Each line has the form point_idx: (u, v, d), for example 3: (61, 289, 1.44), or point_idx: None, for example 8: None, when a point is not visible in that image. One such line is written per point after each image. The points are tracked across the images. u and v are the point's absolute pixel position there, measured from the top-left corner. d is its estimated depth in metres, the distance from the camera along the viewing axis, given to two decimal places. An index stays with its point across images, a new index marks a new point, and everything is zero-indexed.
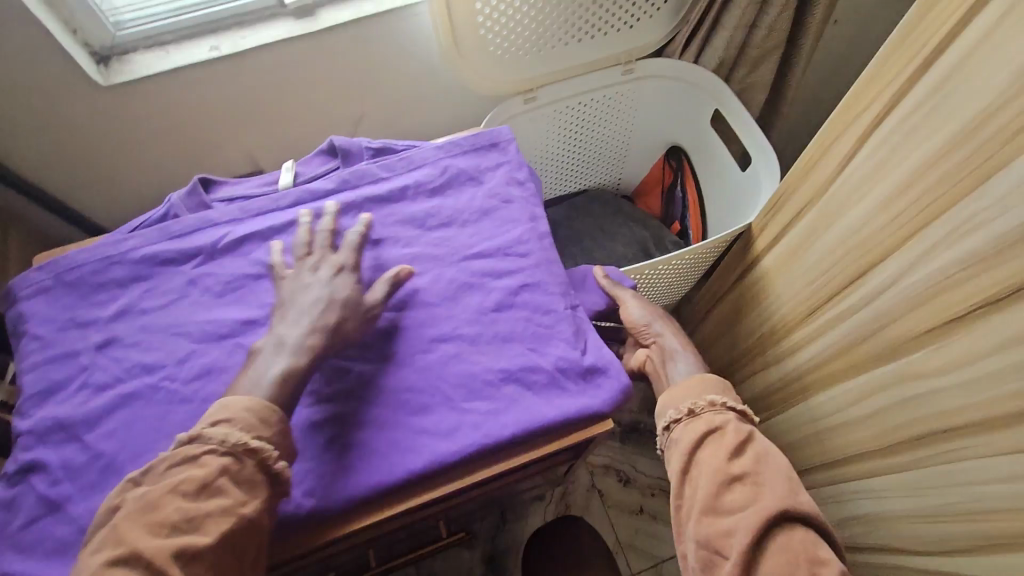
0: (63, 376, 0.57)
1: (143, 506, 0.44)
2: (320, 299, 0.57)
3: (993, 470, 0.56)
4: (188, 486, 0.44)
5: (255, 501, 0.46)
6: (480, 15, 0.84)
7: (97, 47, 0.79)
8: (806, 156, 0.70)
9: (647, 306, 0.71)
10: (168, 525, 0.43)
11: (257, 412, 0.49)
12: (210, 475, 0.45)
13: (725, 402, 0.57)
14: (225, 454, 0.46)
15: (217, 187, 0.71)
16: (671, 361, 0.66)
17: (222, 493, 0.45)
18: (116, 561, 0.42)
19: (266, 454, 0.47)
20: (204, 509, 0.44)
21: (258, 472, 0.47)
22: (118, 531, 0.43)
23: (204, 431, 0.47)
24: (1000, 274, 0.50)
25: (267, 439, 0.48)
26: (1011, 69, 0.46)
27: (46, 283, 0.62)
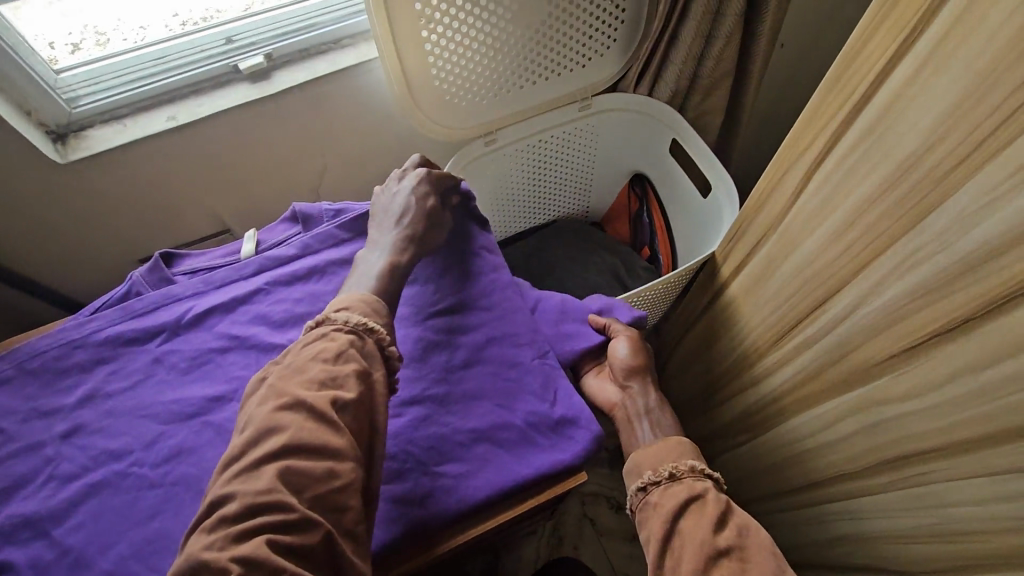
0: (28, 470, 0.56)
1: (294, 370, 0.50)
2: (404, 205, 0.67)
3: (965, 493, 0.57)
4: (328, 352, 0.51)
5: (377, 372, 0.53)
6: (433, 68, 0.86)
7: (53, 126, 0.80)
8: (759, 190, 0.72)
9: (641, 353, 0.71)
10: (316, 382, 0.48)
11: (367, 303, 0.57)
12: (342, 346, 0.52)
13: (703, 469, 0.58)
14: (350, 330, 0.53)
15: (179, 261, 0.71)
16: (642, 419, 0.66)
17: (354, 358, 0.51)
18: (282, 409, 0.47)
19: (382, 333, 0.54)
20: (344, 370, 0.50)
21: (377, 349, 0.54)
22: (276, 388, 0.49)
23: (329, 315, 0.54)
24: (948, 306, 0.51)
25: (381, 322, 0.56)
26: (935, 114, 0.47)
27: (7, 373, 0.61)
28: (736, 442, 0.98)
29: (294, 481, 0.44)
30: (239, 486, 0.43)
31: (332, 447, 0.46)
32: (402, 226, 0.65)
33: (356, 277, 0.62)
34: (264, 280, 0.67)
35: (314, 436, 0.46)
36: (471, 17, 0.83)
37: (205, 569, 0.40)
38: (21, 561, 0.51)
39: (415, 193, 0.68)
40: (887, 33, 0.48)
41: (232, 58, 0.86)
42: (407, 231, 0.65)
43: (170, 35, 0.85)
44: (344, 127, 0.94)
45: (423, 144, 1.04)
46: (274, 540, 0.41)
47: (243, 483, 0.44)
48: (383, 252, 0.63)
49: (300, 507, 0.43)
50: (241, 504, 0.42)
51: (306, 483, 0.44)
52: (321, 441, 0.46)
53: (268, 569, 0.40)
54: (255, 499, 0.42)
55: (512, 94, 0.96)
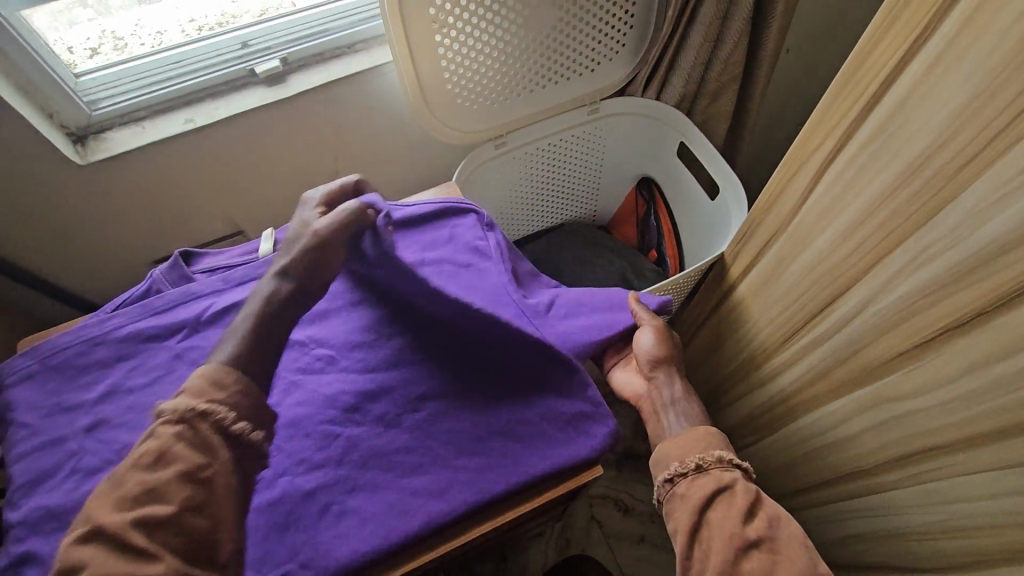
0: (52, 463, 0.57)
1: (109, 485, 0.44)
2: (293, 235, 0.64)
3: (980, 487, 0.58)
4: (145, 458, 0.44)
5: (217, 462, 0.46)
6: (446, 71, 0.87)
7: (73, 128, 0.81)
8: (769, 190, 0.73)
9: (669, 344, 0.69)
10: (129, 500, 0.42)
11: (211, 375, 0.50)
12: (165, 443, 0.45)
13: (731, 458, 0.59)
14: (177, 421, 0.46)
15: (198, 260, 0.72)
16: (669, 409, 0.67)
17: (178, 457, 0.44)
18: (83, 539, 0.41)
19: (218, 415, 0.47)
20: (161, 477, 0.43)
21: (212, 436, 0.47)
22: (88, 513, 0.43)
23: (159, 407, 0.47)
24: (960, 301, 0.52)
25: (220, 401, 0.48)
26: (946, 112, 0.48)
27: (32, 368, 0.62)
28: (745, 443, 0.99)
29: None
30: None
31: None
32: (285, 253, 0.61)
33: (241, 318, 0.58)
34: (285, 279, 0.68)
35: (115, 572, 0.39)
36: (483, 21, 0.84)
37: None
38: (47, 552, 0.52)
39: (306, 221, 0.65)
40: (900, 33, 0.49)
41: (248, 62, 0.87)
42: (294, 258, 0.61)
43: (186, 39, 0.86)
44: (355, 130, 0.96)
45: (433, 147, 1.06)
46: None
47: None
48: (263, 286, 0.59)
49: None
50: None
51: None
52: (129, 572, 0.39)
53: None
54: None
55: (523, 98, 0.98)
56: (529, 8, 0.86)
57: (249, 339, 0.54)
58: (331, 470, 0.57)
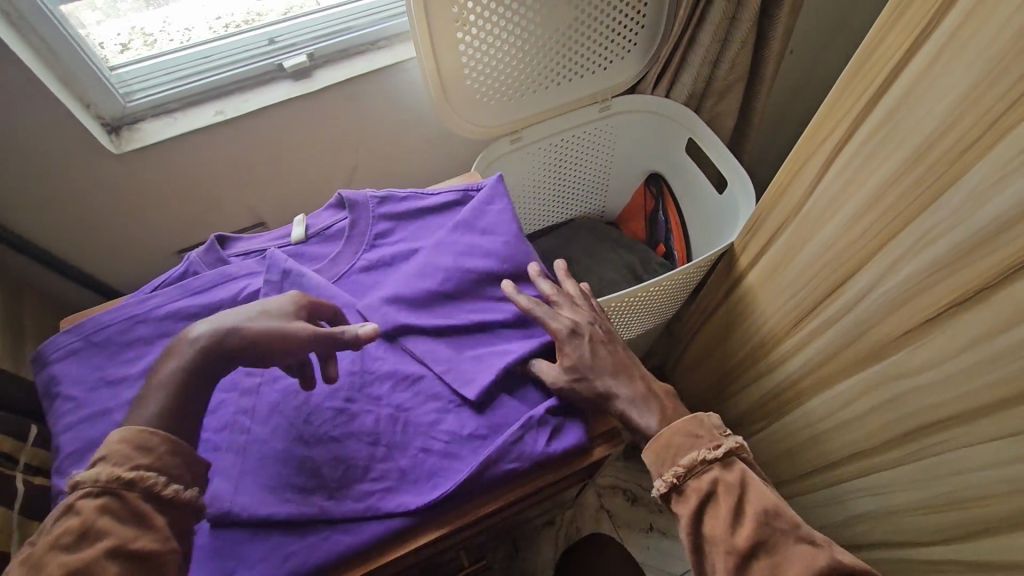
0: (98, 434, 0.59)
1: (29, 567, 0.41)
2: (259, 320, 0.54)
3: (983, 457, 0.61)
4: (65, 537, 0.42)
5: (149, 531, 0.44)
6: (465, 68, 0.91)
7: (107, 119, 0.84)
8: (778, 181, 0.76)
9: (580, 351, 0.63)
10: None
11: (134, 438, 0.47)
12: (88, 520, 0.43)
13: (703, 458, 0.54)
14: (101, 492, 0.44)
15: (232, 243, 0.74)
16: (631, 412, 0.60)
17: (106, 532, 0.43)
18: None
19: (149, 479, 0.45)
20: (89, 558, 0.41)
21: (146, 501, 0.45)
22: None
23: (76, 477, 0.45)
24: (962, 279, 0.55)
25: (147, 466, 0.46)
26: (951, 98, 0.51)
27: (75, 345, 0.64)
28: (755, 429, 1.02)
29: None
30: None
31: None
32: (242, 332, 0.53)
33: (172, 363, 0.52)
34: (326, 266, 0.71)
35: None
36: (502, 20, 0.87)
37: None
38: None
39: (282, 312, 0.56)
40: (906, 27, 0.53)
41: (276, 58, 0.90)
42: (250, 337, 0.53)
43: (214, 36, 0.89)
44: (376, 125, 0.99)
45: (449, 142, 1.09)
46: None
47: None
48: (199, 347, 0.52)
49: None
50: None
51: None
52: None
53: None
54: None
55: (536, 95, 1.01)
56: (546, 7, 0.89)
57: (170, 396, 0.50)
58: (370, 441, 0.59)
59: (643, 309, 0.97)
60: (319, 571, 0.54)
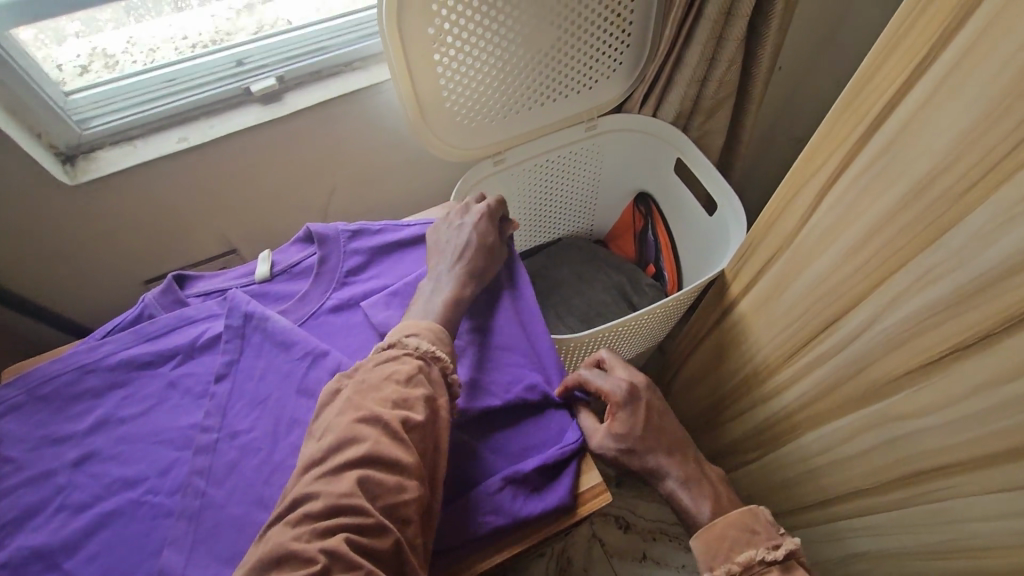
0: (39, 498, 0.55)
1: (370, 386, 0.51)
2: (466, 241, 0.69)
3: (991, 506, 0.57)
4: (401, 374, 0.52)
5: (442, 397, 0.54)
6: (445, 90, 0.87)
7: (63, 148, 0.79)
8: (769, 209, 0.72)
9: (634, 424, 0.63)
10: (391, 401, 0.50)
11: (432, 332, 0.58)
12: (413, 369, 0.53)
13: (763, 559, 0.56)
14: (420, 356, 0.54)
15: (193, 282, 0.70)
16: (680, 493, 0.62)
17: (423, 384, 0.52)
18: (361, 420, 0.48)
19: (447, 363, 0.55)
20: (415, 394, 0.51)
21: (442, 377, 0.55)
22: (354, 401, 0.50)
23: (401, 340, 0.56)
24: (967, 322, 0.52)
25: (445, 352, 0.57)
26: (952, 134, 0.48)
27: (17, 399, 0.59)
28: (749, 458, 0.99)
29: (372, 488, 0.45)
30: (322, 487, 0.45)
31: (405, 463, 0.47)
32: (468, 257, 0.67)
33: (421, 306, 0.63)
34: (293, 307, 0.66)
35: (389, 451, 0.47)
36: (483, 39, 0.84)
37: (290, 557, 0.41)
38: None
39: (476, 230, 0.70)
40: (903, 57, 0.49)
41: (245, 80, 0.86)
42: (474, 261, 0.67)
43: (180, 57, 0.85)
44: (352, 148, 0.95)
45: (430, 162, 1.05)
46: (353, 540, 0.42)
47: (325, 484, 0.45)
48: (451, 281, 0.65)
49: (375, 512, 0.44)
50: (324, 504, 0.44)
51: (381, 491, 0.45)
52: (394, 455, 0.47)
53: (347, 565, 0.41)
54: (337, 501, 0.44)
55: (521, 115, 0.98)
56: (528, 26, 0.85)
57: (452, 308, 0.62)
58: None
59: (633, 337, 0.93)
60: None
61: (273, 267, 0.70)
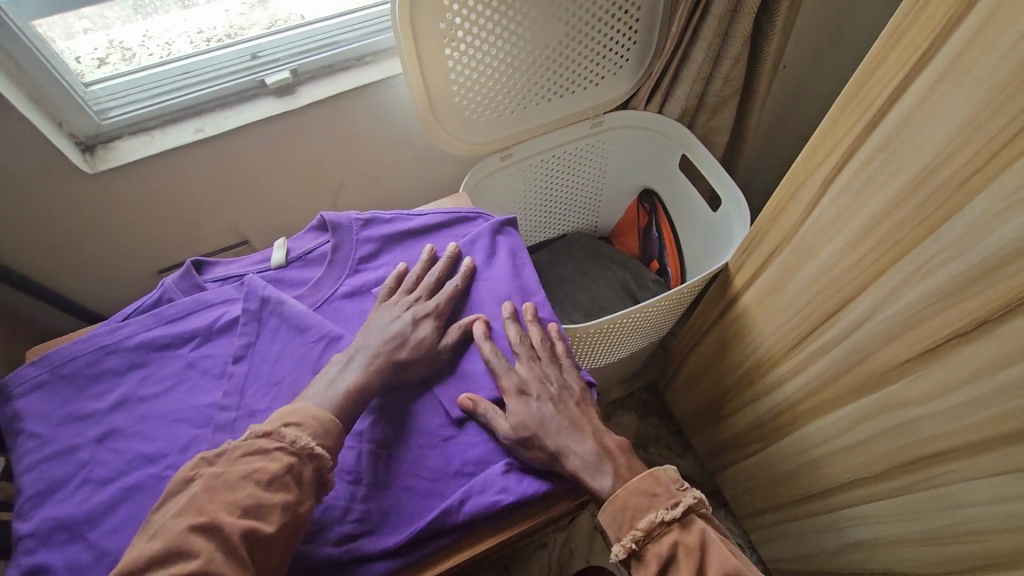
0: (63, 473, 0.57)
1: (224, 484, 0.47)
2: (398, 334, 0.62)
3: (987, 491, 0.59)
4: (262, 475, 0.48)
5: (308, 500, 0.50)
6: (453, 84, 0.88)
7: (82, 137, 0.81)
8: (772, 203, 0.74)
9: (530, 411, 0.59)
10: (240, 507, 0.46)
11: (320, 423, 0.53)
12: (278, 470, 0.49)
13: (663, 519, 0.54)
14: (293, 452, 0.50)
15: (209, 268, 0.71)
16: (583, 474, 0.57)
17: (287, 488, 0.48)
18: (197, 529, 0.45)
19: (326, 463, 0.51)
20: (272, 501, 0.47)
21: (316, 477, 0.51)
22: (199, 501, 0.46)
23: (279, 429, 0.51)
24: (966, 309, 0.54)
25: (328, 447, 0.52)
26: (952, 127, 0.49)
27: (41, 378, 0.61)
28: (751, 451, 1.00)
29: None
30: None
31: None
32: (389, 352, 0.61)
33: (317, 390, 0.57)
34: (308, 292, 0.68)
35: (221, 571, 0.44)
36: (491, 35, 0.85)
37: None
38: (59, 563, 0.52)
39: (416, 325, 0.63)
40: (904, 52, 0.51)
41: (258, 73, 0.88)
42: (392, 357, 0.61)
43: (194, 51, 0.86)
44: (362, 142, 0.97)
45: (437, 157, 1.06)
46: None
47: None
48: (357, 372, 0.58)
49: None
50: None
51: None
52: (225, 574, 0.44)
53: None
54: None
55: (527, 111, 0.99)
56: (535, 22, 0.87)
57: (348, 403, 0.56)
58: (350, 480, 0.56)
59: (637, 329, 0.95)
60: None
61: (287, 255, 0.71)
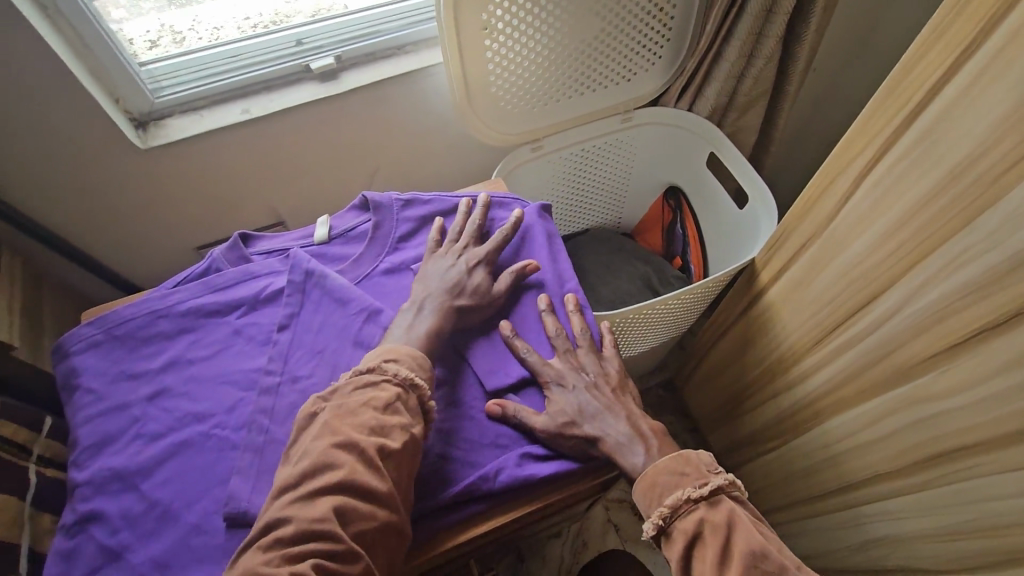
0: (116, 428, 0.60)
1: (347, 410, 0.52)
2: (455, 282, 0.66)
3: (1010, 485, 0.60)
4: (379, 401, 0.53)
5: (420, 425, 0.55)
6: (492, 74, 0.91)
7: (136, 114, 0.85)
8: (804, 198, 0.75)
9: (567, 399, 0.62)
10: (368, 427, 0.51)
11: (411, 361, 0.58)
12: (391, 397, 0.54)
13: (690, 497, 0.54)
14: (400, 383, 0.55)
15: (256, 242, 0.74)
16: (618, 454, 0.59)
17: (401, 412, 0.53)
18: (336, 447, 0.50)
19: (427, 391, 0.56)
20: (392, 422, 0.52)
21: (420, 406, 0.56)
22: (331, 425, 0.52)
23: (382, 364, 0.56)
24: (997, 302, 0.55)
25: (425, 378, 0.57)
26: (990, 120, 0.51)
27: (97, 338, 0.65)
28: (770, 446, 1.01)
29: (346, 514, 0.48)
30: (296, 511, 0.48)
31: (376, 491, 0.49)
32: (451, 296, 0.65)
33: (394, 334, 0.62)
34: (349, 268, 0.71)
35: (364, 481, 0.49)
36: (531, 27, 0.87)
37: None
38: (113, 510, 0.55)
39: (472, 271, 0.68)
40: (944, 48, 0.53)
41: (304, 59, 0.91)
42: (454, 302, 0.65)
43: (243, 35, 0.89)
44: (398, 129, 0.99)
45: (470, 147, 1.09)
46: (324, 565, 0.45)
47: (299, 509, 0.48)
48: (430, 315, 0.63)
49: (346, 539, 0.47)
50: (298, 527, 0.47)
51: (354, 518, 0.48)
52: (367, 484, 0.49)
53: None
54: (310, 526, 0.47)
55: (561, 104, 1.01)
56: (574, 16, 0.89)
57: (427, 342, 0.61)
58: None
59: (661, 321, 0.96)
60: None
61: (330, 231, 0.74)
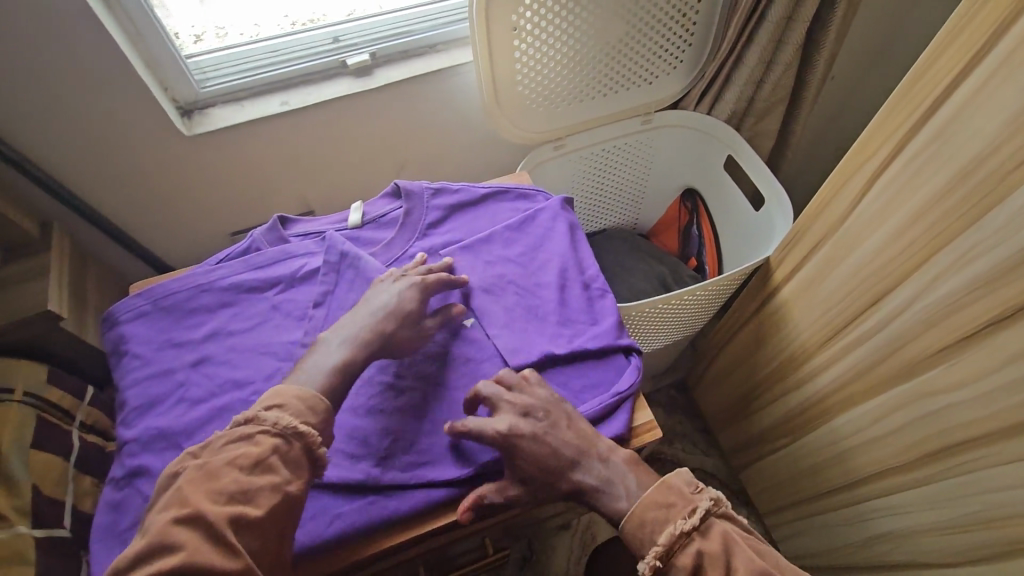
0: (162, 391, 0.64)
1: (206, 473, 0.49)
2: (386, 304, 0.63)
3: (1014, 475, 0.62)
4: (245, 460, 0.50)
5: (299, 481, 0.52)
6: (518, 73, 0.94)
7: (181, 102, 0.90)
8: (818, 199, 0.78)
9: (536, 461, 0.56)
10: (225, 494, 0.48)
11: (305, 403, 0.55)
12: (263, 453, 0.51)
13: (684, 529, 0.52)
14: (278, 434, 0.52)
15: (293, 225, 0.78)
16: (600, 492, 0.56)
17: (273, 470, 0.50)
18: (181, 520, 0.46)
19: (312, 438, 0.53)
20: (257, 483, 0.49)
21: (303, 455, 0.53)
22: (183, 494, 0.48)
23: (260, 413, 0.53)
24: (1003, 295, 0.57)
25: (313, 425, 0.54)
26: (1000, 120, 0.53)
27: (144, 308, 0.69)
28: (779, 445, 1.02)
29: None
30: None
31: (225, 569, 0.45)
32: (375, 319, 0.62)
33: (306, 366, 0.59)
34: (381, 250, 0.74)
35: (210, 559, 0.45)
36: (557, 28, 0.91)
37: None
38: (159, 466, 0.58)
39: (404, 295, 0.64)
40: (956, 52, 0.55)
41: (340, 55, 0.95)
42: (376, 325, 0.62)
43: (283, 32, 0.94)
44: (425, 125, 1.03)
45: (493, 144, 1.13)
46: None
47: None
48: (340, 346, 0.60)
49: None
50: None
51: None
52: (214, 562, 0.45)
53: None
54: None
55: (584, 104, 1.05)
56: (599, 19, 0.92)
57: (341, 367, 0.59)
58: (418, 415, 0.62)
59: (675, 316, 0.99)
60: (368, 531, 0.57)
61: (362, 216, 0.78)
